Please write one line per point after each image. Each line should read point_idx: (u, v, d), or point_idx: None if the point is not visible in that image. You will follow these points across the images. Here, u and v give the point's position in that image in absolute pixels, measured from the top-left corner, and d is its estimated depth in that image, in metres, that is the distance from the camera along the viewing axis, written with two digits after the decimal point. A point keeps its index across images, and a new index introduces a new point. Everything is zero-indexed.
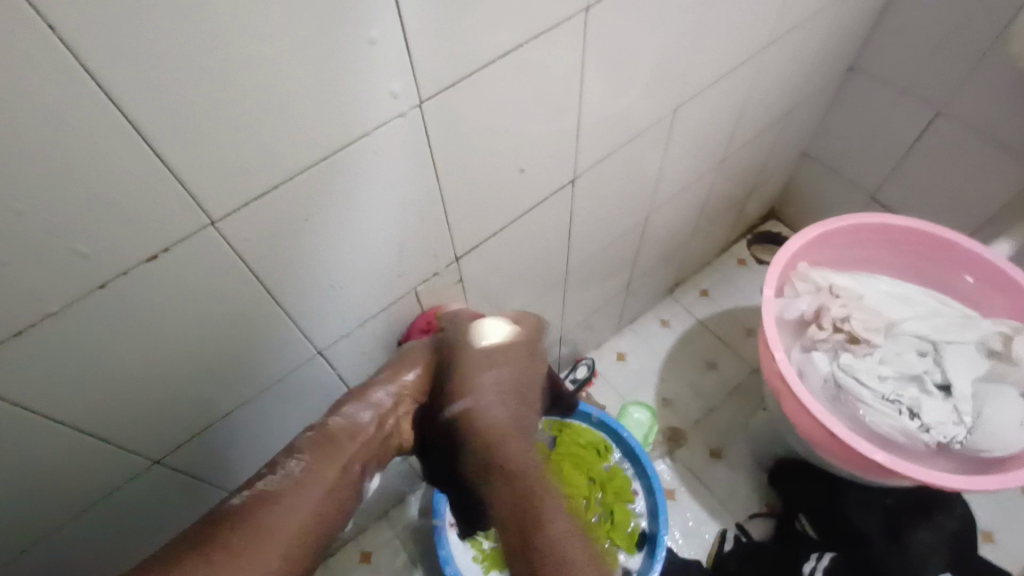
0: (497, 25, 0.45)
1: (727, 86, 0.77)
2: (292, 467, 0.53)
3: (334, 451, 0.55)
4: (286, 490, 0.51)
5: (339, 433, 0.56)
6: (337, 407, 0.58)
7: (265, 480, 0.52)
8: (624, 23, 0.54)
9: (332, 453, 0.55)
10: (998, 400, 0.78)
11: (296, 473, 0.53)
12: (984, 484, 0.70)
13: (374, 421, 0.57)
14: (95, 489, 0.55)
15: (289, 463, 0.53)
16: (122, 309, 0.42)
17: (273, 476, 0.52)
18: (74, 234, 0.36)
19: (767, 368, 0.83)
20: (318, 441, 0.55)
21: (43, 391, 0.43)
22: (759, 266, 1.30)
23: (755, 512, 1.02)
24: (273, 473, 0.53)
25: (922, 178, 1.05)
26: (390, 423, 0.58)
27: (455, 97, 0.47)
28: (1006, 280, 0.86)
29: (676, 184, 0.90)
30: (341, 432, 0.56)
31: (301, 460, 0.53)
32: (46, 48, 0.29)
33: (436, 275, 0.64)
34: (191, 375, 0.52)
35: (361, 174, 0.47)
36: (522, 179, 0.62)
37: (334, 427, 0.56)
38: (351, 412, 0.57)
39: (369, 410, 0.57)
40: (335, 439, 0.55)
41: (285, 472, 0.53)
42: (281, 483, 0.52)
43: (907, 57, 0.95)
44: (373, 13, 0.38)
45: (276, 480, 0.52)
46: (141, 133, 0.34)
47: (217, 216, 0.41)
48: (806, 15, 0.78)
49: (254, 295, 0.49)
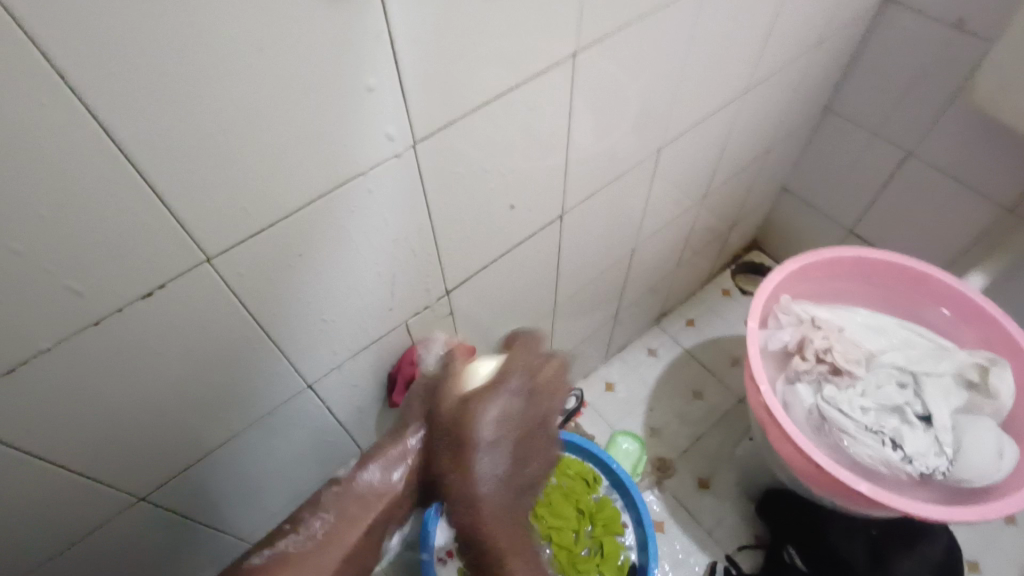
0: (488, 73, 0.47)
1: (708, 125, 0.80)
2: (318, 528, 0.56)
3: (360, 511, 0.57)
4: (307, 552, 0.54)
5: (366, 493, 0.58)
6: (363, 463, 0.59)
7: (290, 539, 0.55)
8: (609, 68, 0.57)
9: (358, 513, 0.57)
10: (975, 431, 0.80)
11: (320, 534, 0.55)
12: (966, 516, 0.71)
13: (399, 486, 0.59)
14: (77, 526, 0.54)
15: (314, 523, 0.56)
16: (115, 344, 0.42)
17: (298, 536, 0.55)
18: (71, 272, 0.37)
19: (753, 400, 0.84)
20: (344, 498, 0.57)
21: (30, 427, 0.43)
22: (743, 296, 1.33)
23: (742, 543, 1.02)
24: (297, 532, 0.55)
25: (898, 213, 1.09)
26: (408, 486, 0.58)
27: (447, 139, 0.49)
28: (981, 312, 0.89)
29: (661, 218, 0.92)
30: (368, 493, 0.58)
31: (326, 521, 0.56)
32: (55, 93, 0.30)
33: (426, 308, 0.65)
34: (182, 410, 0.51)
35: (353, 211, 0.48)
36: (511, 216, 0.63)
37: (361, 485, 0.58)
38: (376, 472, 0.58)
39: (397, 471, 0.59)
40: (361, 500, 0.58)
41: (307, 530, 0.55)
42: (305, 544, 0.55)
43: (877, 97, 1.00)
44: (369, 63, 0.39)
45: (299, 541, 0.55)
46: (142, 175, 0.35)
47: (212, 253, 0.42)
48: (782, 59, 0.81)
49: (246, 329, 0.49)
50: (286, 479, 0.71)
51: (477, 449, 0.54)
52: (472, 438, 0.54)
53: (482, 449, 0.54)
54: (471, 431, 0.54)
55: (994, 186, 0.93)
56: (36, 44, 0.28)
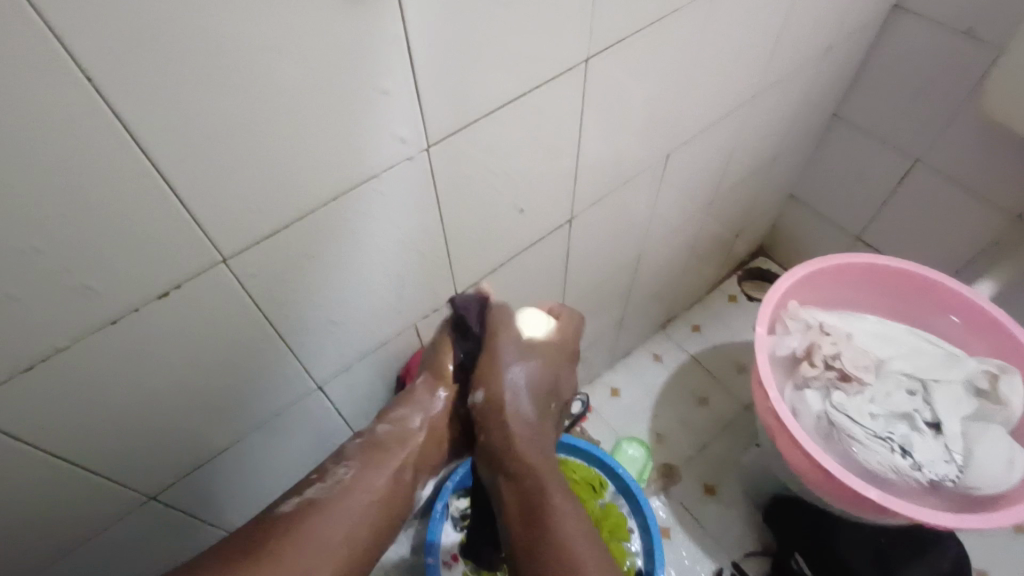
0: (500, 77, 0.47)
1: (717, 131, 0.80)
2: (342, 474, 0.57)
3: (383, 457, 0.59)
4: (334, 497, 0.55)
5: (388, 440, 0.60)
6: (382, 415, 0.62)
7: (314, 488, 0.55)
8: (620, 72, 0.57)
9: (379, 458, 0.59)
10: (984, 440, 0.80)
11: (346, 479, 0.57)
12: (976, 524, 0.70)
13: (423, 427, 0.62)
14: (89, 524, 0.54)
15: (338, 470, 0.57)
16: (131, 344, 0.43)
17: (322, 484, 0.56)
18: (87, 270, 0.37)
19: (760, 405, 0.84)
20: (366, 449, 0.59)
21: (46, 425, 0.43)
22: (749, 303, 1.32)
23: (749, 550, 1.02)
24: (322, 481, 0.56)
25: (905, 220, 1.09)
26: (439, 425, 0.63)
27: (458, 143, 0.49)
28: (990, 320, 0.89)
29: (668, 223, 0.92)
30: (388, 440, 0.60)
31: (350, 467, 0.58)
32: (81, 95, 0.31)
33: (435, 311, 0.65)
34: (193, 409, 0.52)
35: (365, 213, 0.48)
36: (521, 219, 0.63)
37: (381, 435, 0.60)
38: (397, 419, 0.61)
39: (418, 415, 0.62)
40: (383, 447, 0.60)
41: (333, 479, 0.56)
42: (330, 490, 0.55)
43: (885, 104, 1.00)
44: (385, 66, 0.40)
45: (325, 486, 0.56)
46: (162, 175, 0.36)
47: (227, 254, 0.42)
48: (791, 65, 0.81)
49: (256, 329, 0.50)
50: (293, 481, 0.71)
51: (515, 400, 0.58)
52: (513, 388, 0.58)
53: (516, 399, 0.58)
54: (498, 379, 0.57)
55: (1003, 193, 0.93)
56: (64, 47, 0.29)
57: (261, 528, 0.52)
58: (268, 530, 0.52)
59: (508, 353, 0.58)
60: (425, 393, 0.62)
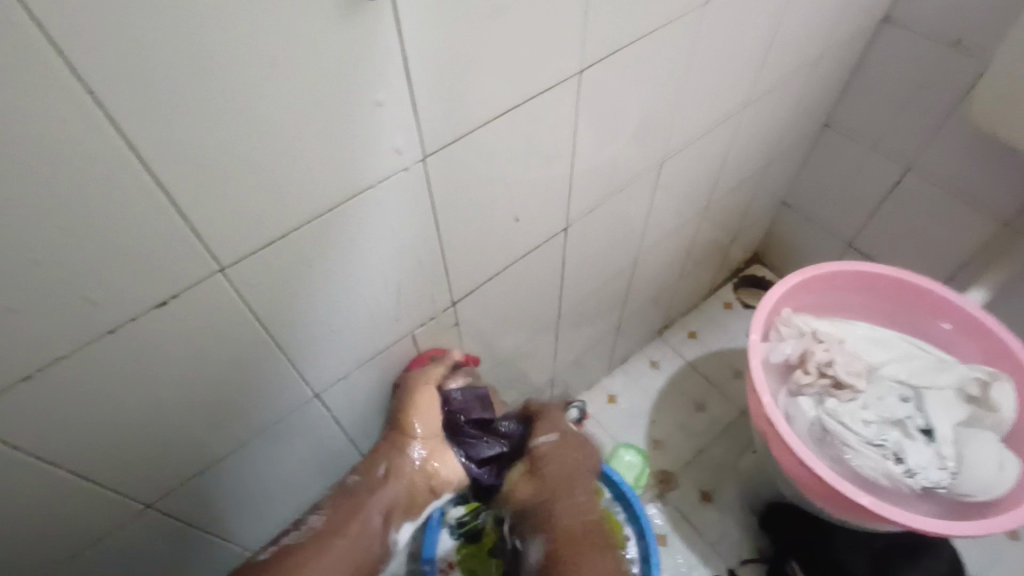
0: (494, 87, 0.48)
1: (709, 139, 0.81)
2: (315, 522, 0.62)
3: (356, 505, 0.63)
4: (311, 539, 0.60)
5: (356, 489, 0.64)
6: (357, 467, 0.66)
7: (291, 535, 0.61)
8: (612, 82, 0.58)
9: (350, 505, 0.63)
10: (975, 445, 0.80)
11: (317, 526, 0.61)
12: (969, 529, 0.71)
13: (389, 476, 0.65)
14: (85, 534, 0.54)
15: (312, 518, 0.62)
16: (129, 353, 0.43)
17: (298, 532, 0.61)
18: (86, 280, 0.38)
19: (755, 412, 0.84)
20: (338, 498, 0.63)
21: (42, 434, 0.43)
22: (745, 309, 1.33)
23: (745, 557, 1.02)
24: (297, 530, 0.61)
25: (897, 227, 1.10)
26: (409, 471, 0.65)
27: (453, 152, 0.50)
28: (980, 327, 0.89)
29: (663, 230, 0.93)
30: (358, 488, 0.64)
31: (321, 515, 0.62)
32: (80, 109, 0.31)
33: (432, 319, 0.65)
34: (189, 418, 0.52)
35: (363, 223, 0.49)
36: (516, 228, 0.64)
37: (352, 485, 0.64)
38: (366, 470, 0.65)
39: (383, 465, 0.65)
40: (354, 496, 0.64)
41: (308, 526, 0.61)
42: (304, 536, 0.60)
43: (876, 112, 1.01)
44: (380, 78, 0.41)
45: (301, 533, 0.61)
46: (160, 186, 0.36)
47: (225, 263, 0.43)
48: (782, 74, 0.83)
49: (254, 337, 0.50)
50: (291, 489, 0.71)
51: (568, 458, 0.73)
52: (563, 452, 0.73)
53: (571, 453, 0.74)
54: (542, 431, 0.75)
55: (994, 200, 0.94)
56: (65, 61, 0.29)
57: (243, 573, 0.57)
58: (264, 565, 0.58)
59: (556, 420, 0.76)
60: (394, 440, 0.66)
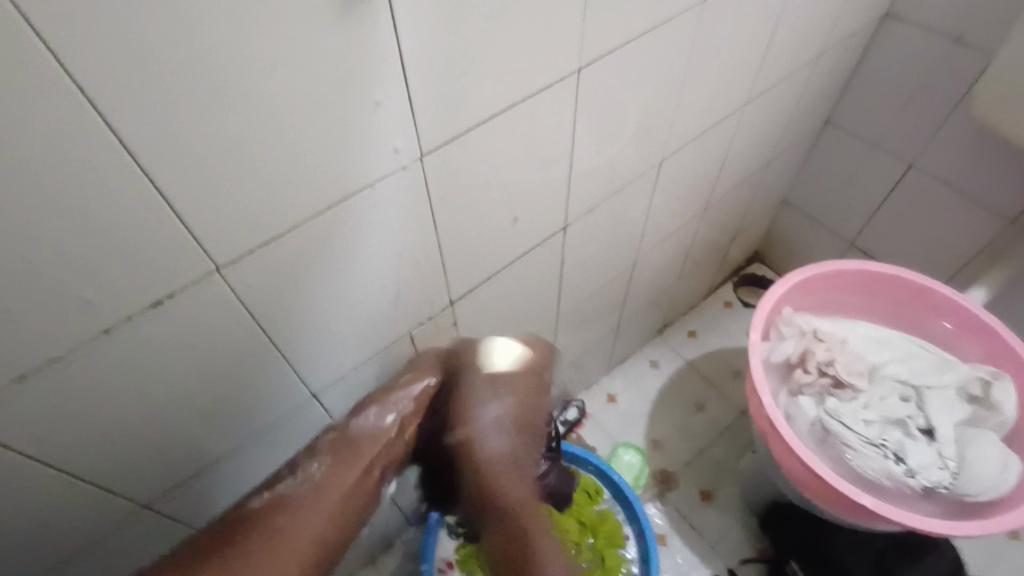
0: (492, 87, 0.48)
1: (709, 138, 0.81)
2: (313, 470, 0.53)
3: (358, 454, 0.54)
4: (306, 491, 0.51)
5: (360, 436, 0.55)
6: (357, 408, 0.57)
7: (286, 482, 0.52)
8: (612, 82, 0.58)
9: (354, 455, 0.54)
10: (979, 445, 0.80)
11: (317, 475, 0.52)
12: (969, 530, 0.71)
13: (395, 426, 0.56)
14: (83, 534, 0.54)
15: (310, 466, 0.53)
16: (127, 354, 0.43)
17: (293, 479, 0.52)
18: (82, 281, 0.37)
19: (755, 412, 0.84)
20: (339, 444, 0.54)
21: (38, 436, 0.43)
22: (745, 308, 1.33)
23: (746, 557, 1.02)
24: (293, 476, 0.52)
25: (898, 226, 1.10)
26: (411, 430, 0.58)
27: (451, 151, 0.50)
28: (982, 326, 0.89)
29: (663, 230, 0.92)
30: (363, 435, 0.55)
31: (322, 463, 0.53)
32: (74, 108, 0.31)
33: (430, 319, 0.65)
34: (185, 418, 0.51)
35: (360, 224, 0.48)
36: (515, 228, 0.64)
37: (356, 428, 0.55)
38: (372, 415, 0.56)
39: (391, 413, 0.56)
40: (355, 443, 0.54)
41: (305, 475, 0.52)
42: (301, 487, 0.51)
43: (878, 110, 1.01)
44: (378, 77, 0.40)
45: (296, 482, 0.52)
46: (155, 186, 0.36)
47: (222, 264, 0.43)
48: (783, 72, 0.82)
49: (252, 338, 0.50)
50: None
51: (482, 453, 0.53)
52: (477, 444, 0.54)
53: (487, 446, 0.54)
54: (462, 420, 0.55)
55: (995, 199, 0.93)
56: (60, 63, 0.29)
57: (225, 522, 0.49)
58: (227, 560, 0.46)
59: (480, 390, 0.56)
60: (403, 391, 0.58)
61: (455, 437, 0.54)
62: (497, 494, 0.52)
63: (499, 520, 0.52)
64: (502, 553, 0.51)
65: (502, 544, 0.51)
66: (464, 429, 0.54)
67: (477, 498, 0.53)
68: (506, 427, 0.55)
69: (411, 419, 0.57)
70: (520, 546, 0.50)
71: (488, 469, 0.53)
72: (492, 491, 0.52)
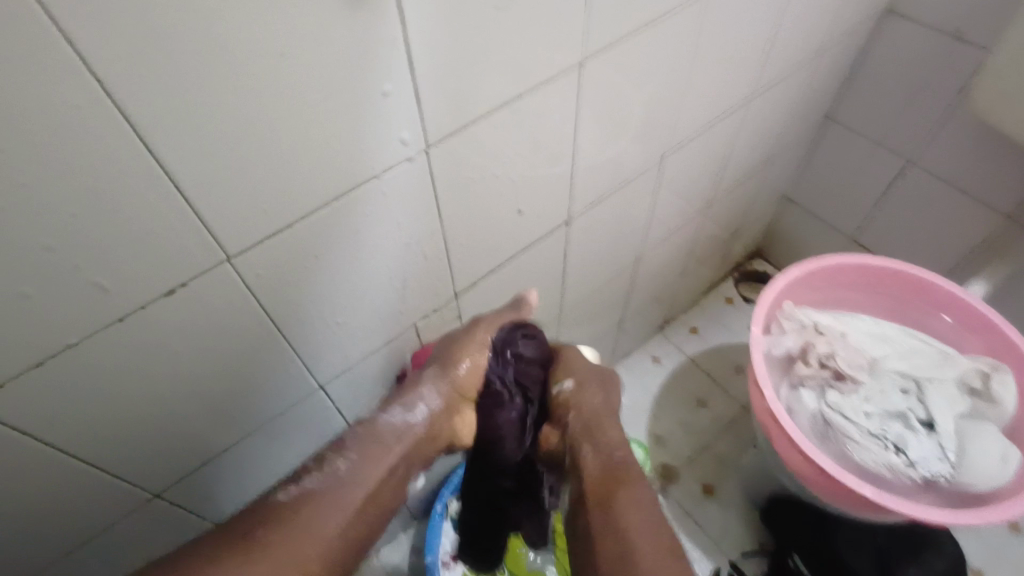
0: (496, 79, 0.48)
1: (710, 136, 0.81)
2: (341, 466, 0.52)
3: (383, 452, 0.54)
4: (331, 488, 0.51)
5: (389, 434, 0.55)
6: (386, 405, 0.57)
7: (312, 477, 0.51)
8: (614, 76, 0.58)
9: (381, 452, 0.54)
10: (978, 436, 0.81)
11: (345, 471, 0.52)
12: (969, 519, 0.72)
13: (425, 421, 0.57)
14: (94, 521, 0.55)
15: (336, 461, 0.52)
16: (140, 342, 0.44)
17: (319, 474, 0.51)
18: (96, 268, 0.38)
19: (756, 404, 0.84)
20: (366, 439, 0.54)
21: (51, 421, 0.44)
22: (746, 305, 1.34)
23: (748, 550, 1.03)
24: (319, 471, 0.51)
25: (899, 222, 1.10)
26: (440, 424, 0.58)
27: (458, 144, 0.50)
28: (983, 320, 0.90)
29: (665, 226, 0.93)
30: (390, 432, 0.55)
31: (350, 458, 0.53)
32: (91, 97, 0.31)
33: (435, 311, 0.66)
34: (196, 407, 0.52)
35: (367, 217, 0.49)
36: (519, 221, 0.64)
37: (385, 426, 0.55)
38: (401, 413, 0.56)
39: (421, 410, 0.57)
40: (383, 441, 0.54)
41: (330, 470, 0.52)
42: (328, 481, 0.51)
43: (876, 106, 1.01)
44: (386, 70, 0.41)
45: (322, 478, 0.51)
46: (170, 176, 0.37)
47: (232, 253, 0.43)
48: (785, 68, 0.83)
49: (259, 328, 0.50)
50: None
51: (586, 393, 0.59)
52: (583, 395, 0.59)
53: (581, 395, 0.59)
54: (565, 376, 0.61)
55: (995, 194, 0.94)
56: (78, 52, 0.30)
57: (251, 511, 0.48)
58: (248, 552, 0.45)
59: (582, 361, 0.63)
60: (429, 383, 0.58)
61: (561, 385, 0.60)
62: (598, 436, 0.57)
63: (594, 452, 0.55)
64: (596, 482, 0.53)
65: (599, 475, 0.54)
66: (572, 380, 0.60)
67: (577, 439, 0.57)
68: (605, 389, 0.61)
69: (439, 415, 0.58)
70: (623, 479, 0.53)
71: (592, 417, 0.58)
72: (594, 433, 0.57)
